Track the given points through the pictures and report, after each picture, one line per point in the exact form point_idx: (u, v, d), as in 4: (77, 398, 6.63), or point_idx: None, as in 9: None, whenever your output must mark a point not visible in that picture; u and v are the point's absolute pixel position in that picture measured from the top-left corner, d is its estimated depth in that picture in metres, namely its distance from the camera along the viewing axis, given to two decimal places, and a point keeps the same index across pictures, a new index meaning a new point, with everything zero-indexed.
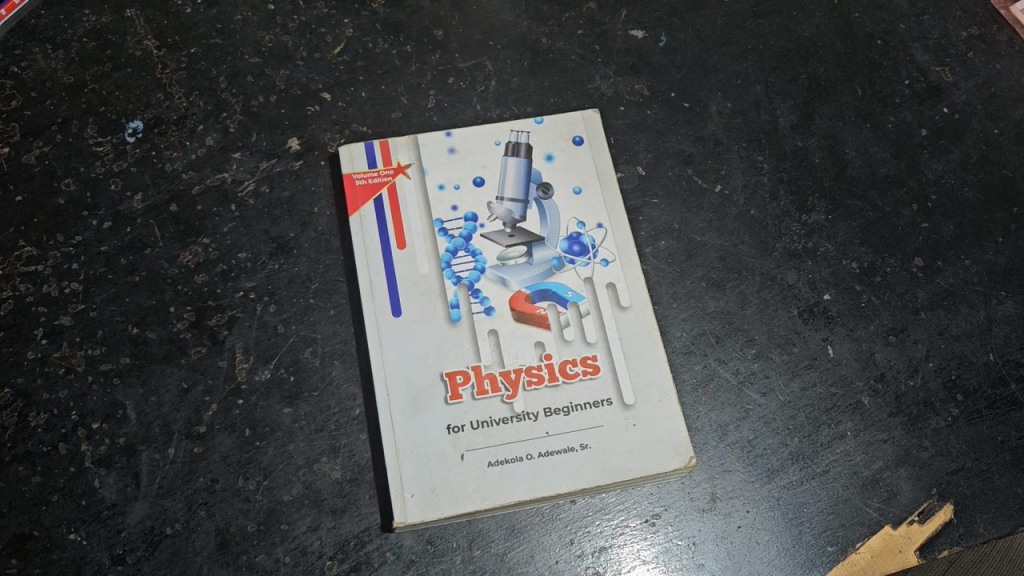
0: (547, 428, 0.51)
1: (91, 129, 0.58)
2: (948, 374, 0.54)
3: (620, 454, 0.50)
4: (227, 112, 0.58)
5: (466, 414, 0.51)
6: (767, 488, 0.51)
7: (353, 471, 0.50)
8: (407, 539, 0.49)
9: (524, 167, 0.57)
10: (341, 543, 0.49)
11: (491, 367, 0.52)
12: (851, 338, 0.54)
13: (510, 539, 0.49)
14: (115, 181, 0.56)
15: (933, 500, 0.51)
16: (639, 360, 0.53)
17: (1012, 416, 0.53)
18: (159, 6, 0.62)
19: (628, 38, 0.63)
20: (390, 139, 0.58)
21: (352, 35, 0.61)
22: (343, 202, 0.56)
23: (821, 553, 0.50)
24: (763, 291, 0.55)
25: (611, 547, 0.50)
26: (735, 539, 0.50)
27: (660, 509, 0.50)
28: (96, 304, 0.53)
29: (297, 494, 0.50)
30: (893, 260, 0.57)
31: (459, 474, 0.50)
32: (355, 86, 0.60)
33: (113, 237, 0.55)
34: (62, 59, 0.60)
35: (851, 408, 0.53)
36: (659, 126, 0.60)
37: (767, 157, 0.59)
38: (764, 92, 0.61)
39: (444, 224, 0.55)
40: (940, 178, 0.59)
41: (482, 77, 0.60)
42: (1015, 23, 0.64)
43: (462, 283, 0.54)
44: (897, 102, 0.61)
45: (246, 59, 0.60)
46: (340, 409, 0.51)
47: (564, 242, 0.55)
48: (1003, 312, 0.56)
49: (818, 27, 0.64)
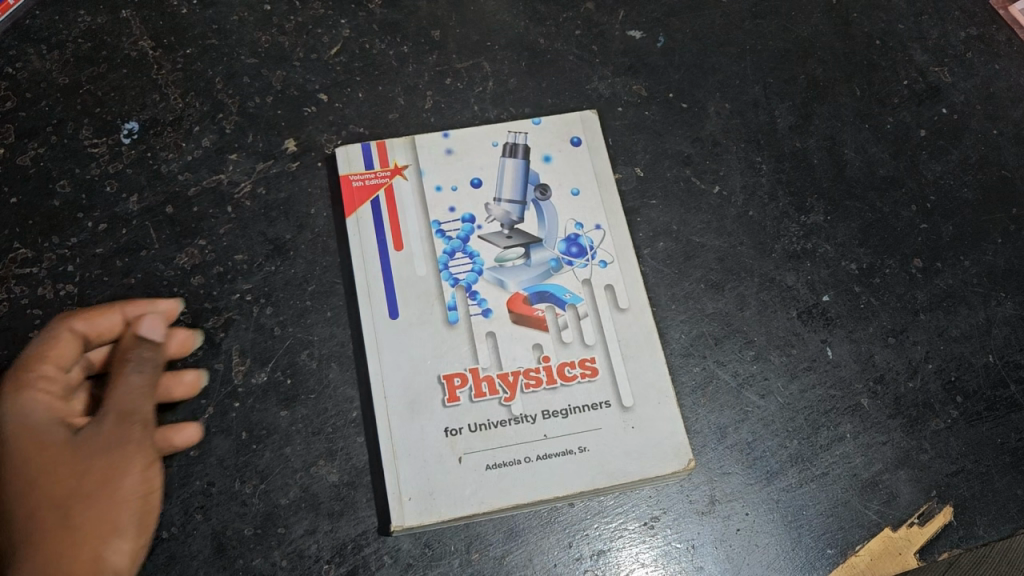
0: (545, 430, 0.51)
1: (87, 130, 0.58)
2: (947, 376, 0.54)
3: (619, 457, 0.50)
4: (223, 112, 0.58)
5: (464, 416, 0.51)
6: (766, 490, 0.51)
7: (349, 474, 0.50)
8: (405, 542, 0.49)
9: (521, 168, 0.57)
10: (338, 546, 0.48)
11: (489, 369, 0.52)
12: (850, 339, 0.54)
13: (509, 542, 0.49)
14: (111, 182, 0.56)
15: (932, 502, 0.51)
16: (638, 362, 0.52)
17: (1012, 418, 0.53)
18: (155, 6, 0.61)
19: (626, 38, 0.62)
20: (388, 140, 0.58)
21: (349, 35, 0.61)
22: (340, 203, 0.56)
23: (820, 555, 0.50)
24: (762, 293, 0.55)
25: (610, 550, 0.49)
26: (734, 542, 0.50)
27: (659, 511, 0.50)
28: (91, 306, 0.53)
29: (294, 497, 0.49)
30: (893, 261, 0.57)
31: (457, 477, 0.49)
32: (352, 87, 0.59)
33: (108, 239, 0.55)
34: (58, 59, 0.59)
35: (851, 410, 0.53)
36: (657, 126, 0.60)
37: (766, 158, 0.59)
38: (763, 92, 0.61)
39: (441, 225, 0.55)
40: (939, 178, 0.59)
41: (479, 78, 0.60)
42: (1014, 23, 0.64)
43: (460, 285, 0.54)
44: (896, 102, 0.61)
45: (243, 60, 0.60)
46: (337, 412, 0.51)
47: (562, 243, 0.55)
48: (1002, 312, 0.55)
49: (817, 27, 0.64)
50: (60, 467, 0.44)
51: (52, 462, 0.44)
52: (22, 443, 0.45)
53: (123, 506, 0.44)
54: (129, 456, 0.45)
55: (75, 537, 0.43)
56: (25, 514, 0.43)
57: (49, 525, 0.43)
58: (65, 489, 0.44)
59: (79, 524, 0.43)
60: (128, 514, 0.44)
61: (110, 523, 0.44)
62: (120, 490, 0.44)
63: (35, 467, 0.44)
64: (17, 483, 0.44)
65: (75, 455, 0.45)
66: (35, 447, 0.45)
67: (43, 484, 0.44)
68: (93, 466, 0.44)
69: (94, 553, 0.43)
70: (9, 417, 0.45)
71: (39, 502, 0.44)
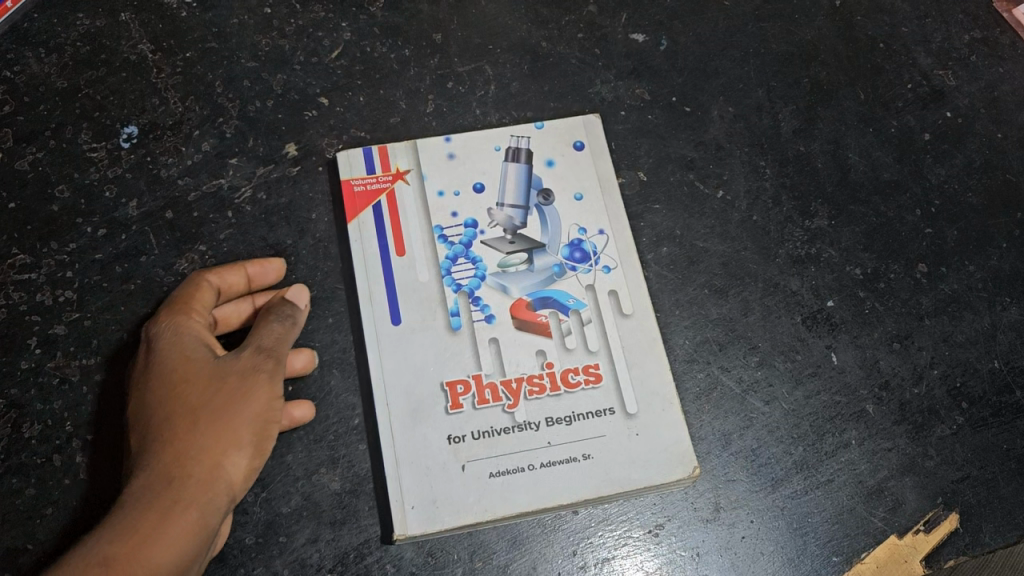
0: (549, 438, 0.50)
1: (86, 134, 0.57)
2: (953, 382, 0.53)
3: (623, 464, 0.50)
4: (223, 117, 0.58)
5: (467, 423, 0.50)
6: (771, 497, 0.50)
7: (352, 482, 0.49)
8: (408, 551, 0.48)
9: (524, 173, 0.57)
10: (340, 555, 0.48)
11: (493, 375, 0.51)
12: (855, 345, 0.54)
13: (512, 551, 0.49)
14: (110, 188, 0.56)
15: (938, 510, 0.51)
16: (642, 368, 0.52)
17: (1018, 423, 0.53)
18: (154, 9, 0.61)
19: (629, 41, 0.62)
20: (389, 144, 0.57)
21: (350, 39, 0.60)
22: (341, 208, 0.56)
23: (825, 563, 0.49)
24: (766, 298, 0.55)
25: (613, 558, 0.49)
26: (739, 550, 0.49)
27: (663, 519, 0.50)
28: (90, 312, 0.53)
29: (296, 506, 0.49)
30: (897, 266, 0.56)
31: (460, 485, 0.49)
32: (353, 91, 0.59)
33: (107, 245, 0.54)
34: (56, 63, 0.59)
35: (856, 416, 0.52)
36: (660, 130, 0.59)
37: (769, 163, 0.59)
38: (766, 96, 0.61)
39: (443, 230, 0.55)
40: (944, 182, 0.59)
41: (481, 82, 0.60)
42: (1017, 26, 0.64)
43: (462, 291, 0.53)
44: (901, 106, 0.61)
45: (243, 63, 0.59)
46: (338, 419, 0.51)
47: (565, 249, 0.55)
48: (1008, 318, 0.55)
49: (820, 31, 0.63)
50: (196, 380, 0.47)
51: (188, 377, 0.47)
52: (169, 357, 0.48)
53: (246, 425, 0.46)
54: (256, 381, 0.47)
55: (198, 444, 0.45)
56: (156, 420, 0.46)
57: (177, 429, 0.45)
58: (197, 399, 0.46)
59: (204, 432, 0.45)
60: (249, 434, 0.46)
61: (233, 438, 0.46)
62: (241, 410, 0.46)
63: (176, 377, 0.47)
64: (155, 392, 0.47)
65: (208, 372, 0.47)
66: (181, 360, 0.48)
67: (177, 394, 0.46)
68: (224, 383, 0.47)
69: (213, 463, 0.45)
70: (163, 337, 0.49)
71: (171, 409, 0.46)
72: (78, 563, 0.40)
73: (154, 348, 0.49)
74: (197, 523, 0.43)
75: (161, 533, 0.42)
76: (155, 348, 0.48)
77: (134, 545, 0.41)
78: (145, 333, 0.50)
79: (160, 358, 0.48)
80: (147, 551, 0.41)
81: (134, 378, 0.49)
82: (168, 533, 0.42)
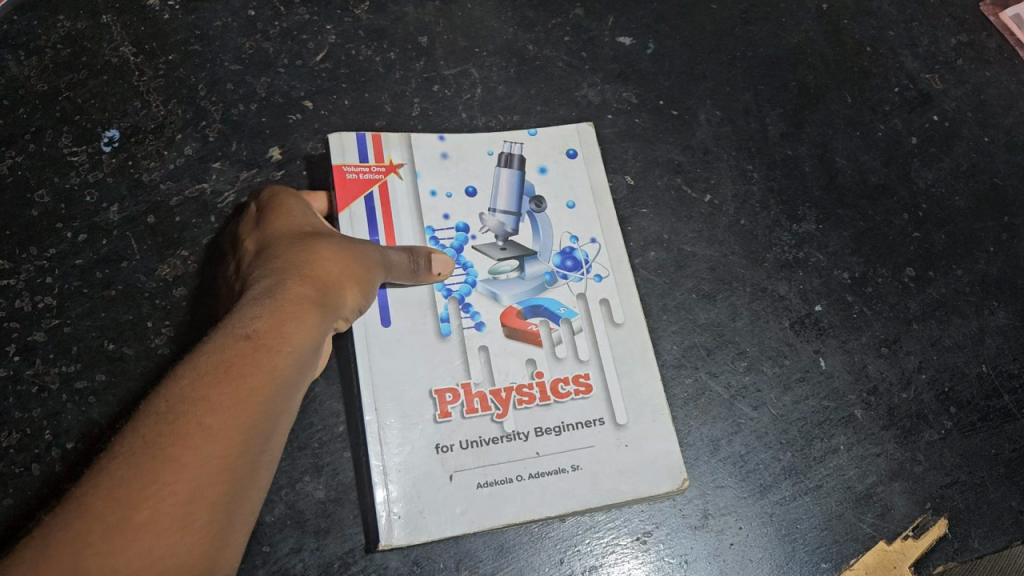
0: (537, 448, 0.50)
1: (67, 138, 0.56)
2: (941, 387, 0.53)
3: (611, 476, 0.50)
4: (206, 121, 0.57)
5: (455, 433, 0.50)
6: (760, 504, 0.50)
7: (336, 490, 0.48)
8: (393, 560, 0.47)
9: (516, 180, 0.56)
10: (325, 565, 0.46)
11: (481, 385, 0.51)
12: (843, 349, 0.54)
13: (499, 560, 0.48)
14: (90, 192, 0.55)
15: (927, 515, 0.50)
16: (632, 379, 0.52)
17: (1006, 428, 0.52)
18: (136, 11, 0.60)
19: (616, 45, 0.62)
20: (384, 134, 0.57)
21: (335, 42, 0.60)
22: (331, 194, 0.55)
23: (815, 570, 0.49)
24: (754, 303, 0.55)
25: (602, 565, 0.48)
26: (728, 557, 0.49)
27: (652, 526, 0.49)
28: (71, 320, 0.52)
29: (280, 515, 0.47)
30: (885, 270, 0.56)
31: (447, 495, 0.48)
32: (338, 95, 0.58)
33: (88, 250, 0.53)
34: (36, 65, 0.58)
35: (844, 421, 0.52)
36: (647, 134, 0.59)
37: (757, 166, 0.59)
38: (753, 99, 0.61)
39: (435, 233, 0.55)
40: (931, 186, 0.59)
41: (467, 86, 0.59)
42: (1004, 30, 0.64)
43: (453, 297, 0.53)
44: (887, 110, 0.61)
45: (226, 66, 0.59)
46: (323, 427, 0.49)
47: (557, 257, 0.55)
48: (995, 322, 0.55)
49: (808, 34, 0.63)
50: (318, 231, 0.48)
51: (311, 229, 0.48)
52: (291, 211, 0.49)
53: (351, 266, 0.47)
54: (368, 249, 0.48)
55: (313, 264, 0.45)
56: (273, 247, 0.46)
57: (295, 252, 0.45)
58: (312, 236, 0.47)
59: (321, 255, 0.46)
60: (353, 274, 0.46)
61: (343, 272, 0.46)
62: (352, 256, 0.47)
63: (298, 225, 0.48)
64: (271, 234, 0.48)
65: (323, 230, 0.49)
66: (305, 219, 0.49)
67: (299, 233, 0.47)
68: (337, 237, 0.48)
69: (326, 283, 0.44)
70: (283, 198, 0.50)
71: (289, 240, 0.47)
72: (213, 342, 0.38)
73: (269, 202, 0.50)
74: (319, 322, 0.42)
75: (288, 320, 0.41)
76: (275, 204, 0.50)
77: (268, 323, 0.40)
78: (257, 200, 0.51)
79: (278, 208, 0.49)
80: (283, 333, 0.40)
81: (247, 233, 0.49)
82: (296, 318, 0.41)
